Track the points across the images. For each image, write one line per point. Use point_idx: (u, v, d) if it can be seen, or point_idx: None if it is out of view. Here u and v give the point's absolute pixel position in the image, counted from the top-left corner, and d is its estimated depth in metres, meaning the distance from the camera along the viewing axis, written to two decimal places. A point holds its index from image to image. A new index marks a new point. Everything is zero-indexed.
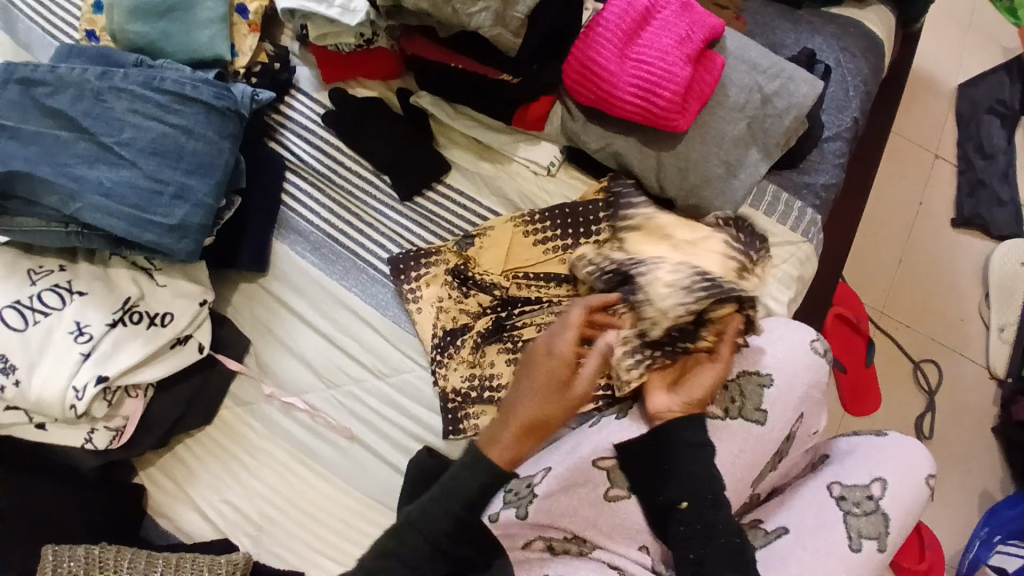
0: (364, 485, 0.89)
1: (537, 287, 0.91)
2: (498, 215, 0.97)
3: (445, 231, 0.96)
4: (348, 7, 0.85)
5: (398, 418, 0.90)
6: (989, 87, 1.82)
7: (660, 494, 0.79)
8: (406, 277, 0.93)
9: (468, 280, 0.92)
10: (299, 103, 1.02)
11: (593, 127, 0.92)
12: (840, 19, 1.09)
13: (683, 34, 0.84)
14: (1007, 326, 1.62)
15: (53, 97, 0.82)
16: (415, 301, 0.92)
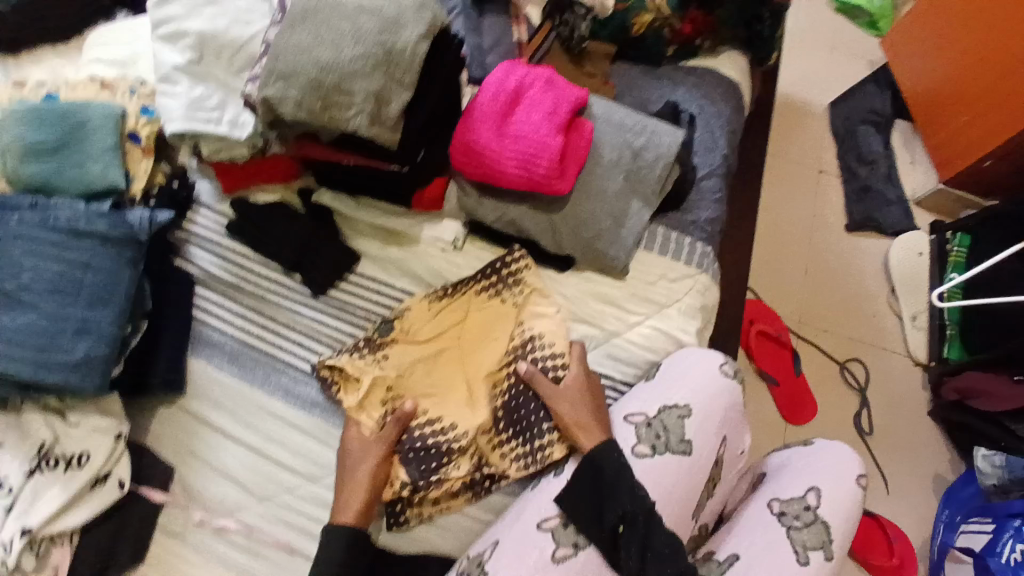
0: None
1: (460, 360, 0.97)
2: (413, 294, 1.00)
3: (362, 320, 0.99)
4: (236, 121, 0.89)
5: None
6: (857, 103, 2.03)
7: (602, 526, 0.81)
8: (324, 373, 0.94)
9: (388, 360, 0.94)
10: (202, 216, 1.04)
11: (487, 201, 0.98)
12: (697, 70, 1.20)
13: (550, 108, 0.91)
14: (918, 313, 1.77)
15: None
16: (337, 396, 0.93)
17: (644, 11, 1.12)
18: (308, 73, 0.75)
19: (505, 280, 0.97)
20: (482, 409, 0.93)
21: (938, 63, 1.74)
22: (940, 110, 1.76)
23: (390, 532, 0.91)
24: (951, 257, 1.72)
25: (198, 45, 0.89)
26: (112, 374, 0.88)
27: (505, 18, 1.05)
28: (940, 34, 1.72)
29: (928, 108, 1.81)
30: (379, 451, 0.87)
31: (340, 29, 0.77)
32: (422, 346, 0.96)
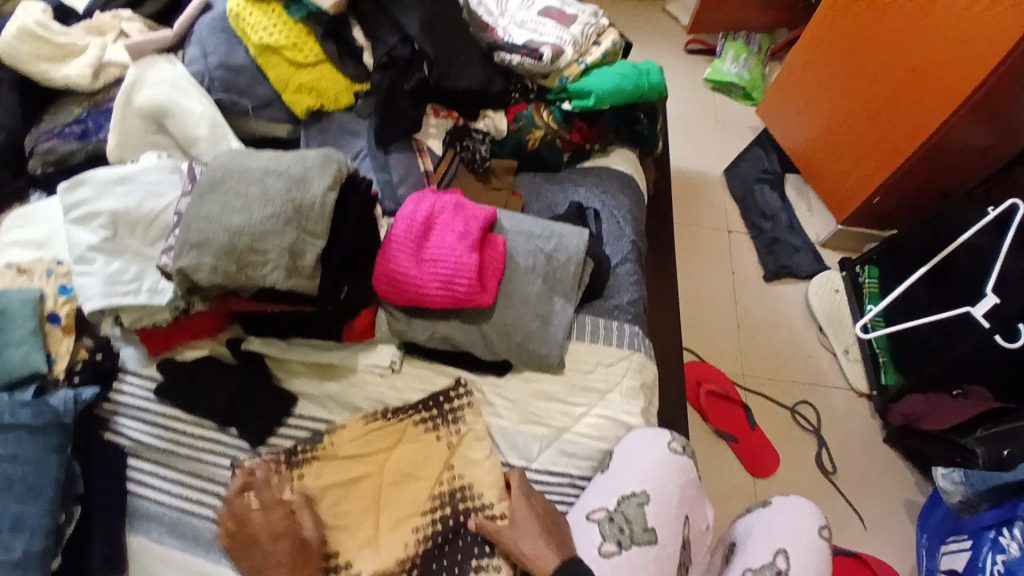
0: None
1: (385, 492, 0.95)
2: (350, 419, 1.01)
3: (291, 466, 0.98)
4: (156, 288, 0.90)
5: None
6: (749, 166, 2.26)
7: None
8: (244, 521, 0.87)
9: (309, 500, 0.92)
10: (129, 384, 1.01)
11: (416, 322, 1.01)
12: (593, 170, 1.33)
13: (461, 230, 0.97)
14: (849, 347, 1.93)
15: None
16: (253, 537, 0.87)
17: (535, 128, 1.25)
18: (220, 239, 0.78)
19: (445, 415, 0.99)
20: (390, 549, 0.91)
21: (810, 126, 1.96)
22: (822, 163, 1.97)
23: None
24: (867, 289, 1.95)
25: (111, 222, 0.91)
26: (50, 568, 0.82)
27: (411, 151, 1.13)
28: (806, 101, 1.96)
29: (810, 162, 2.01)
30: None
31: (248, 193, 0.82)
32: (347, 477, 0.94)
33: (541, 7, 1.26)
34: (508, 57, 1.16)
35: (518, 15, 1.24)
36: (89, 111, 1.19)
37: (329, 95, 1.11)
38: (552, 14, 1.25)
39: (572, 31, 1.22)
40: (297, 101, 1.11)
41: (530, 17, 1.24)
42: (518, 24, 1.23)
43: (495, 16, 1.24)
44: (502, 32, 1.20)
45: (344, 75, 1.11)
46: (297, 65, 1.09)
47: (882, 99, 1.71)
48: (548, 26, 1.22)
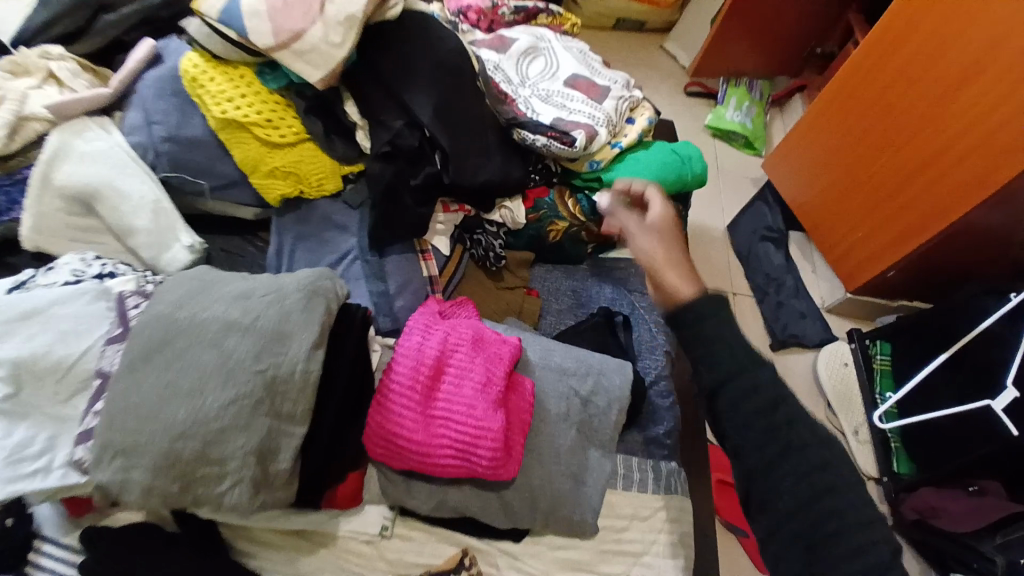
0: None
1: None
2: None
3: None
4: (75, 461, 0.65)
5: None
6: (755, 219, 2.11)
7: None
8: None
9: None
10: (46, 557, 0.76)
11: (419, 486, 0.80)
12: (620, 263, 1.16)
13: (482, 378, 0.77)
14: (859, 428, 1.78)
15: None
16: None
17: (558, 218, 1.05)
18: (161, 442, 0.56)
19: None
20: None
21: (813, 184, 1.64)
22: (834, 224, 1.65)
23: None
24: (879, 364, 1.79)
25: (11, 377, 0.65)
26: None
27: (413, 253, 0.92)
28: (813, 151, 1.63)
29: (814, 223, 1.70)
30: None
31: (200, 364, 0.59)
32: None
33: (568, 74, 1.06)
34: (532, 137, 0.94)
35: (542, 83, 1.04)
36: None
37: (310, 180, 0.88)
38: (581, 83, 1.05)
39: (606, 104, 1.02)
40: (268, 186, 0.88)
41: (556, 86, 1.03)
42: (542, 95, 1.02)
43: (514, 84, 1.02)
44: (524, 105, 0.97)
45: (331, 157, 0.89)
46: (271, 145, 0.86)
47: (903, 167, 1.41)
48: (579, 98, 1.02)
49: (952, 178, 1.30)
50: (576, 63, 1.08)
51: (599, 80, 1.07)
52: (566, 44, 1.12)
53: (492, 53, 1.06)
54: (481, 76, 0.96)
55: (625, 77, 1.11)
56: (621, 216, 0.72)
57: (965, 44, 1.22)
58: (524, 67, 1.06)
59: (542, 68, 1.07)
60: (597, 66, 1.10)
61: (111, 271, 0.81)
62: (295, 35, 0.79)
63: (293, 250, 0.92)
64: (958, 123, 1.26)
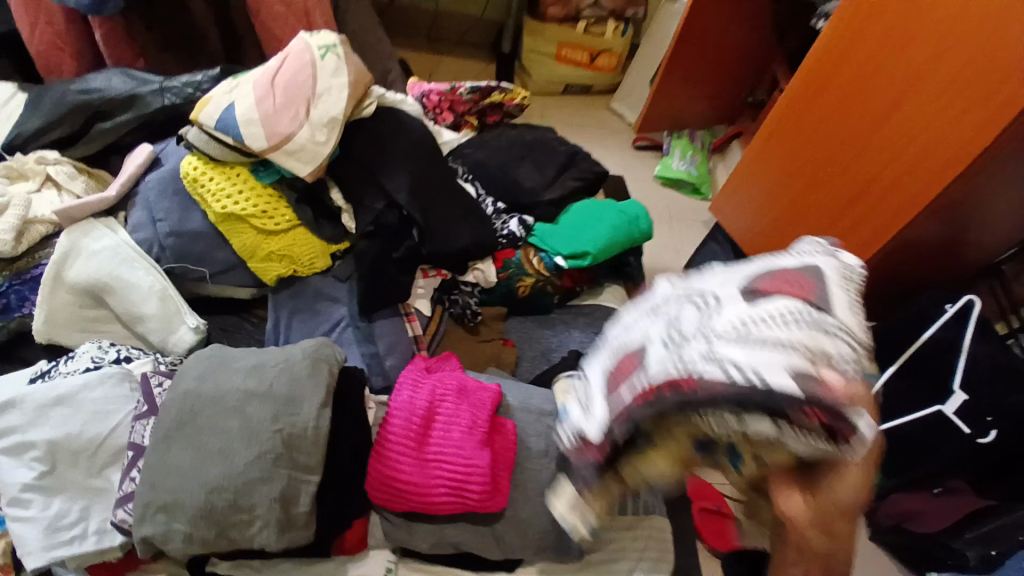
0: None
1: None
2: None
3: None
4: (106, 527, 0.74)
5: None
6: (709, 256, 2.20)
7: None
8: None
9: None
10: None
11: (419, 527, 0.88)
12: (585, 309, 1.28)
13: (469, 422, 0.88)
14: None
15: None
16: None
17: (525, 274, 1.19)
18: (196, 498, 0.64)
19: None
20: None
21: None
22: None
23: None
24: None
25: (48, 456, 0.73)
26: None
27: (398, 315, 1.03)
28: (702, 241, 1.58)
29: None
30: None
31: (228, 429, 0.69)
32: None
33: (725, 294, 0.56)
34: (769, 433, 0.49)
35: (607, 368, 0.62)
36: (11, 283, 0.99)
37: (303, 260, 1.00)
38: (782, 282, 0.56)
39: (817, 271, 0.59)
40: (265, 268, 0.99)
41: (725, 288, 0.58)
42: (672, 348, 0.54)
43: (685, 363, 0.51)
44: (711, 361, 0.50)
45: (321, 238, 1.00)
46: (267, 232, 0.98)
47: None
48: (770, 314, 0.52)
49: None
50: (694, 278, 0.62)
51: (809, 262, 0.61)
52: (727, 270, 0.61)
53: (611, 399, 0.58)
54: (695, 432, 0.54)
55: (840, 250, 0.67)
56: (854, 439, 0.50)
57: None
58: (673, 353, 0.53)
59: (692, 318, 0.56)
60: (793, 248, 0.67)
61: (133, 355, 0.89)
62: (285, 138, 0.91)
63: (288, 322, 1.02)
64: None
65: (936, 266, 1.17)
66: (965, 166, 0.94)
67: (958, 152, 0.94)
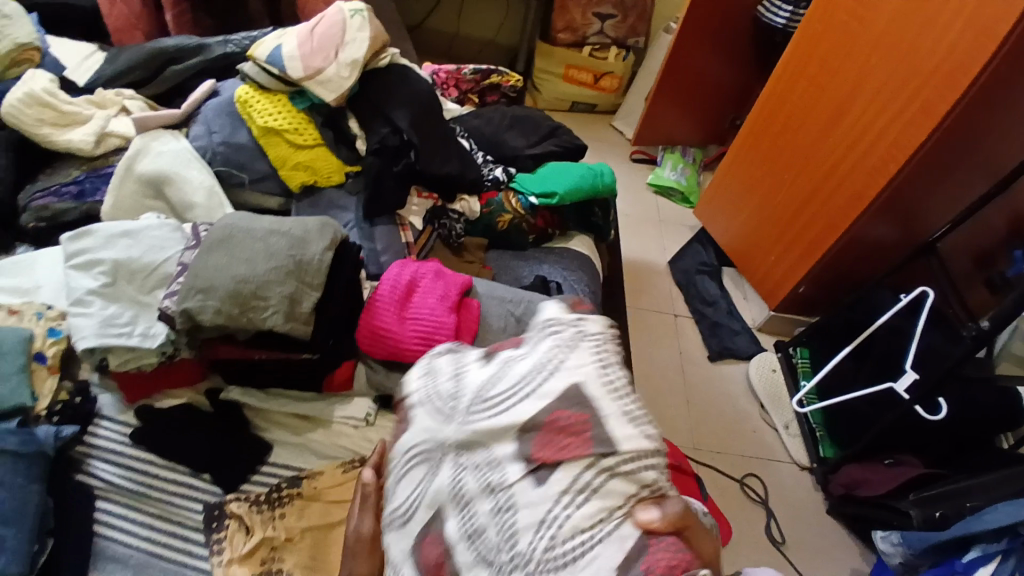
0: None
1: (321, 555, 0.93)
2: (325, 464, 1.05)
3: (261, 482, 1.01)
4: (148, 333, 0.96)
5: None
6: (692, 256, 2.30)
7: None
8: (218, 558, 0.91)
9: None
10: (104, 428, 1.01)
11: (395, 375, 1.07)
12: (556, 250, 1.48)
13: (442, 293, 1.10)
14: (789, 423, 1.90)
15: None
16: (220, 562, 0.90)
17: (504, 211, 1.41)
18: (227, 284, 0.88)
19: None
20: None
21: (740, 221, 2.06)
22: (760, 253, 2.00)
23: None
24: (800, 368, 1.94)
25: (112, 270, 0.99)
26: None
27: (394, 224, 1.27)
28: (749, 206, 2.01)
29: (754, 260, 2.03)
30: None
31: (253, 249, 0.93)
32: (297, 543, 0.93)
33: (517, 480, 0.70)
34: None
35: (431, 480, 0.78)
36: (88, 175, 1.24)
37: (323, 174, 1.25)
38: (544, 452, 0.70)
39: (525, 414, 0.73)
40: (292, 176, 1.24)
41: (548, 500, 0.67)
42: (477, 548, 0.71)
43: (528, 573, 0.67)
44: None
45: (338, 157, 1.26)
46: (296, 146, 1.23)
47: (804, 195, 1.78)
48: (563, 498, 0.67)
49: (847, 193, 1.64)
50: (489, 364, 0.84)
51: (528, 393, 0.75)
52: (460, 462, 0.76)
53: None
54: None
55: (549, 340, 0.81)
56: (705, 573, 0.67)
57: (829, 100, 1.65)
58: (470, 517, 0.72)
59: (489, 523, 0.71)
60: (506, 361, 0.82)
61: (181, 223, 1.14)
62: (316, 70, 1.19)
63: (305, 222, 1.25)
64: (828, 166, 1.68)
65: (920, 196, 1.57)
66: (940, 120, 1.38)
67: (928, 110, 1.40)
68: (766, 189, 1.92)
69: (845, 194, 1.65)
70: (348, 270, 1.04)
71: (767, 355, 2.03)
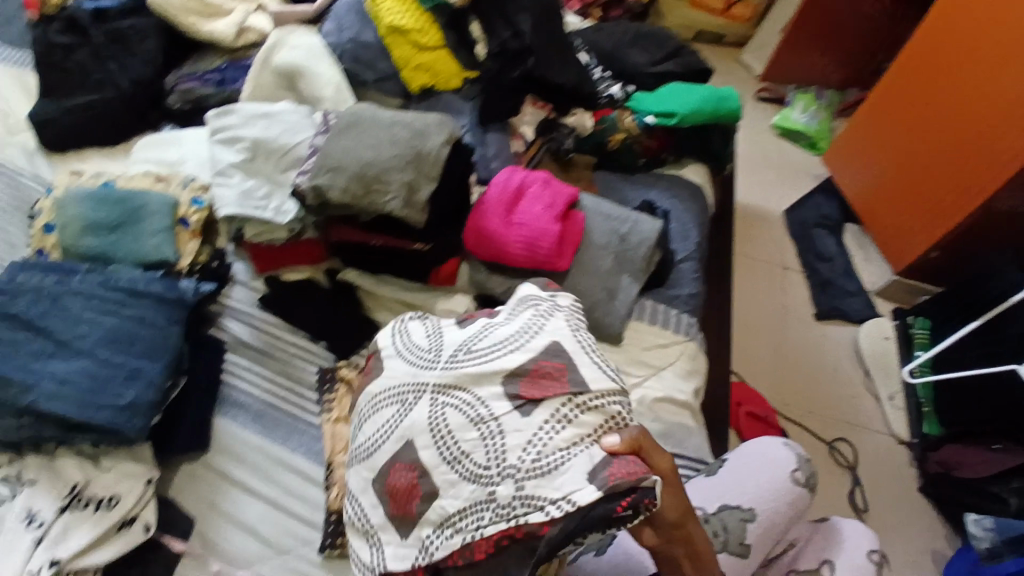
0: None
1: None
2: None
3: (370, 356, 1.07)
4: (280, 209, 1.04)
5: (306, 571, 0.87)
6: (814, 207, 2.06)
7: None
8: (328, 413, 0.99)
9: None
10: (238, 291, 1.13)
11: (496, 276, 1.11)
12: (667, 176, 1.42)
13: (549, 201, 1.10)
14: (895, 394, 1.74)
15: (8, 302, 0.89)
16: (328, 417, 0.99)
17: (619, 128, 1.35)
18: (353, 166, 0.94)
19: None
20: None
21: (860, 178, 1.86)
22: (877, 215, 1.81)
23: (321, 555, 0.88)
24: (916, 339, 1.72)
25: (251, 148, 1.08)
26: (153, 421, 0.88)
27: (506, 132, 1.27)
28: (881, 159, 1.77)
29: (876, 218, 1.81)
30: None
31: (377, 136, 0.97)
32: None
33: (502, 415, 0.74)
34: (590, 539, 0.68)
35: (413, 408, 0.78)
36: (229, 64, 1.36)
37: (441, 78, 1.28)
38: (532, 384, 0.75)
39: (514, 363, 0.76)
40: (413, 77, 1.27)
41: (534, 423, 0.73)
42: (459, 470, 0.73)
43: (493, 494, 0.70)
44: (551, 505, 0.68)
45: (458, 62, 1.28)
46: (419, 47, 1.26)
47: (945, 154, 1.58)
48: (546, 422, 0.73)
49: (1002, 153, 1.43)
50: (464, 331, 0.85)
51: (514, 348, 0.78)
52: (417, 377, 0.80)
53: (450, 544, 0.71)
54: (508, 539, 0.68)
55: (525, 315, 0.83)
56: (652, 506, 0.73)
57: (996, 42, 1.42)
58: (449, 444, 0.74)
59: (474, 446, 0.73)
60: (487, 326, 0.84)
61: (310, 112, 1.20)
62: None
63: None
64: (983, 120, 1.47)
65: None
66: None
67: None
68: (896, 145, 1.72)
69: (998, 154, 1.44)
70: (461, 168, 1.06)
71: (881, 321, 1.81)
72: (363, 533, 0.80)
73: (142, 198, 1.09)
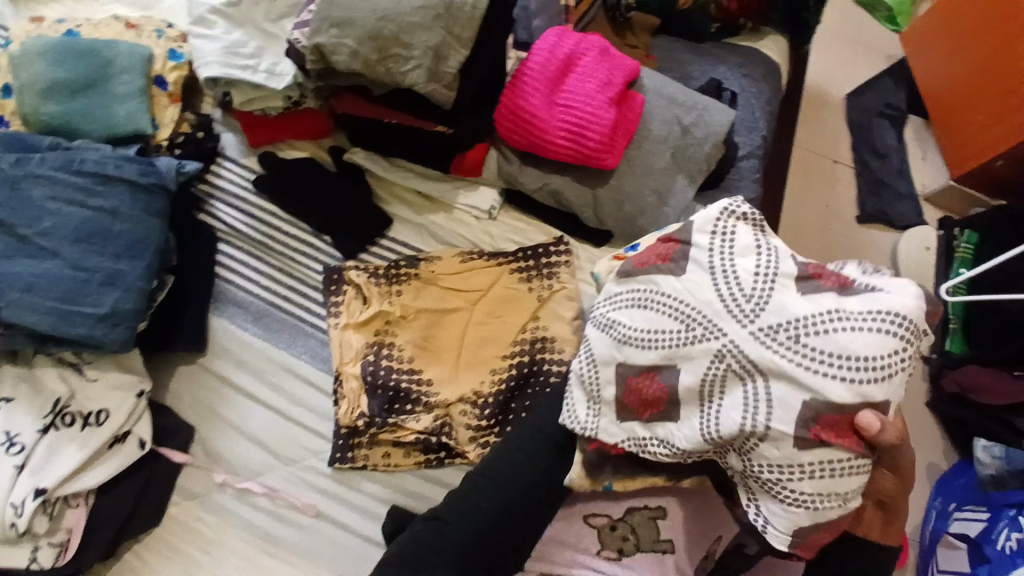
0: (319, 556, 0.83)
1: (430, 331, 0.91)
2: (446, 247, 0.97)
3: (380, 255, 0.96)
4: (274, 71, 0.86)
5: (319, 479, 0.87)
6: (876, 92, 1.67)
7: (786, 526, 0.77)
8: (336, 317, 0.91)
9: (381, 350, 0.89)
10: (226, 169, 0.99)
11: (529, 169, 0.94)
12: (739, 48, 1.16)
13: (604, 79, 0.89)
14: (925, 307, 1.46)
15: None
16: (336, 320, 0.91)
17: None
18: (365, 21, 0.73)
19: (541, 269, 0.94)
20: (463, 386, 0.88)
21: (942, 66, 1.54)
22: (952, 115, 1.52)
23: (332, 468, 0.87)
24: (957, 253, 1.43)
25: None
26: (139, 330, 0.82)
27: None
28: (974, 46, 1.45)
29: (957, 111, 1.50)
30: (408, 460, 0.87)
31: None
32: (411, 320, 0.91)
33: (779, 430, 0.59)
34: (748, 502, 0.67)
35: (696, 345, 0.65)
36: None
37: None
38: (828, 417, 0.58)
39: (830, 395, 0.57)
40: None
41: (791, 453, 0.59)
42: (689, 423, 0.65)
43: (727, 461, 0.65)
44: (755, 506, 0.64)
45: None
46: None
47: None
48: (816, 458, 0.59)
49: None
50: (802, 300, 0.61)
51: (841, 378, 0.57)
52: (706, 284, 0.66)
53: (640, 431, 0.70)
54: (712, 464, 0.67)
55: (884, 338, 0.57)
56: None
57: None
58: (711, 414, 0.63)
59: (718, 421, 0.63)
60: (831, 311, 0.59)
61: None
62: None
63: None
64: None
65: None
66: None
67: None
68: (1002, 27, 1.38)
69: None
70: (498, 29, 0.84)
71: (927, 228, 1.50)
72: (586, 391, 0.74)
73: (103, 54, 0.92)
